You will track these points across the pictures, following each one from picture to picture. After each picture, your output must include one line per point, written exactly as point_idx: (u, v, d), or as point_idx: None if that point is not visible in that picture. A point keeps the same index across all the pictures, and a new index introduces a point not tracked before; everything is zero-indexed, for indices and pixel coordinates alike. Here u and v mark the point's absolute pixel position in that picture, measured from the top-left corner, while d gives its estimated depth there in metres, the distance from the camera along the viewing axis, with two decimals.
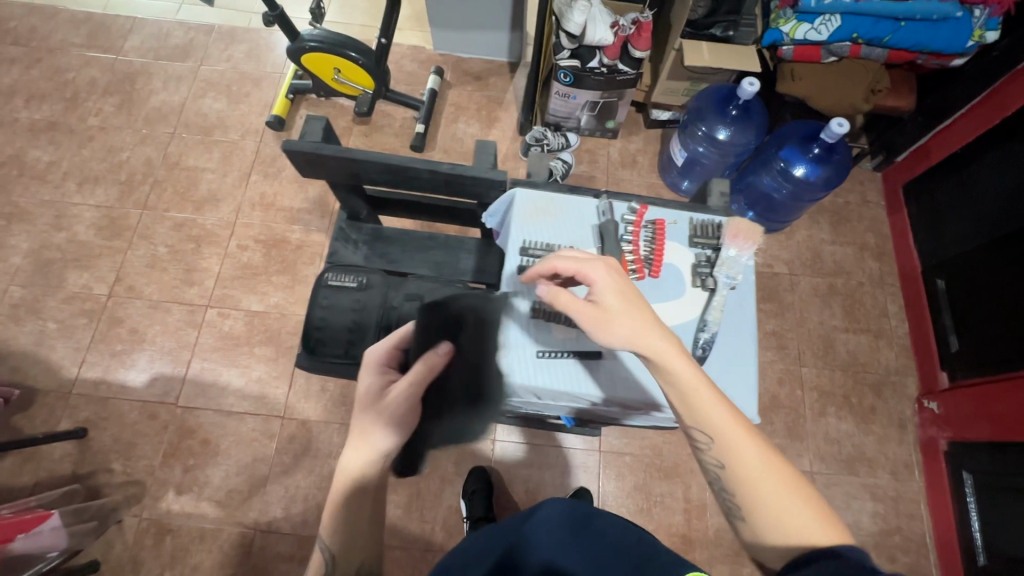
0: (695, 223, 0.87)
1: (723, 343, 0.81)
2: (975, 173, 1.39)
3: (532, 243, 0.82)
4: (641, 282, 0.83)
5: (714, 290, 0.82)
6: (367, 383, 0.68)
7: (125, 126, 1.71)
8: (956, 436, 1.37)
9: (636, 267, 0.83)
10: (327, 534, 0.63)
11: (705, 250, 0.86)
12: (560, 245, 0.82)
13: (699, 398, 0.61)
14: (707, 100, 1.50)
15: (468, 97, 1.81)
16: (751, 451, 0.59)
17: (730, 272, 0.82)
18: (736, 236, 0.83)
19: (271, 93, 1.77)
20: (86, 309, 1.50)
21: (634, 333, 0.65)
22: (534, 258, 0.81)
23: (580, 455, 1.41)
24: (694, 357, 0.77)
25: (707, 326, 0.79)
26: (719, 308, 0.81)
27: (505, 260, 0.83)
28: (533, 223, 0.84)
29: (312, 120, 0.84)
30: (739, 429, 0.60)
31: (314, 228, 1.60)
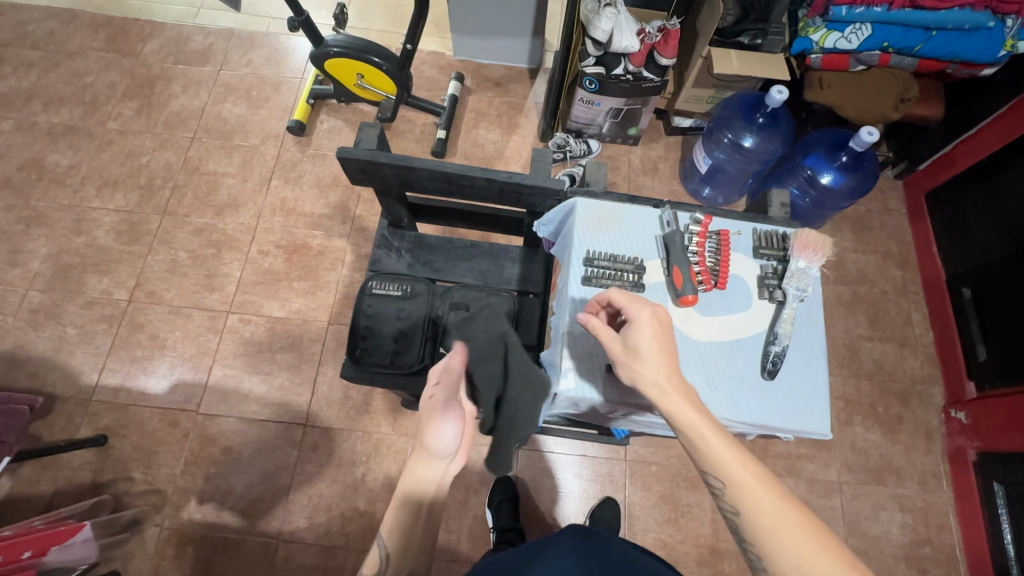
0: (760, 234, 0.86)
1: (792, 356, 0.79)
2: (1002, 184, 1.40)
3: (596, 254, 0.81)
4: (708, 294, 0.82)
5: (782, 302, 0.81)
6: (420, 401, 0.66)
7: (145, 130, 1.70)
8: (986, 446, 1.36)
9: (703, 279, 0.81)
10: (387, 530, 0.61)
11: (771, 262, 0.85)
12: (625, 256, 0.81)
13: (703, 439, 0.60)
14: (734, 108, 1.49)
15: (489, 102, 1.80)
16: (769, 497, 0.57)
17: (801, 285, 0.80)
18: (804, 248, 0.81)
19: (291, 98, 1.77)
20: (106, 314, 1.48)
21: (651, 372, 0.64)
22: (599, 269, 0.80)
23: (606, 465, 1.40)
24: (766, 370, 0.75)
25: (779, 339, 0.78)
26: (790, 320, 0.79)
27: (567, 270, 0.82)
28: (596, 232, 0.83)
29: (367, 127, 0.83)
30: (755, 474, 0.58)
31: (335, 233, 1.59)
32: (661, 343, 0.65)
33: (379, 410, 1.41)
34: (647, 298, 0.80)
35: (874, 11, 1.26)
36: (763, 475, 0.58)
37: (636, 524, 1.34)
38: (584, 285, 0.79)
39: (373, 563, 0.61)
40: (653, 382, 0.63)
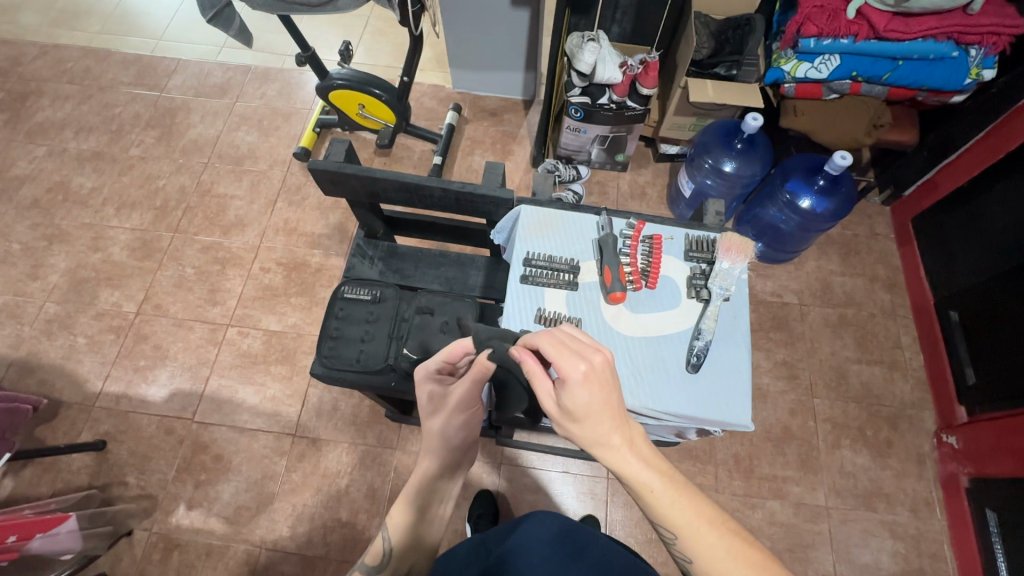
0: (691, 239, 0.90)
1: (717, 352, 0.82)
2: (982, 208, 1.41)
3: (535, 255, 0.86)
4: (638, 293, 0.86)
5: (708, 301, 0.84)
6: (424, 393, 0.76)
7: (164, 156, 1.83)
8: (976, 472, 1.33)
9: (633, 278, 0.85)
10: (393, 526, 0.70)
11: (700, 264, 0.89)
12: (562, 257, 0.86)
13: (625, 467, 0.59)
14: (713, 134, 1.55)
15: (484, 131, 1.90)
16: (716, 541, 0.57)
17: (724, 283, 0.84)
18: (728, 249, 0.85)
19: (299, 127, 1.89)
20: (115, 325, 1.57)
21: (597, 433, 0.58)
22: (537, 269, 0.85)
23: (588, 482, 1.40)
24: (689, 362, 0.78)
25: (702, 334, 0.81)
26: (713, 317, 0.82)
27: (509, 270, 0.87)
28: (536, 235, 0.88)
29: (336, 142, 0.92)
30: (703, 518, 0.58)
31: (333, 252, 1.67)
32: (602, 400, 0.57)
33: (366, 423, 1.44)
34: (581, 295, 0.84)
35: (841, 43, 1.31)
36: (709, 518, 0.58)
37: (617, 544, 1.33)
38: (521, 283, 0.84)
39: (378, 553, 0.69)
40: (599, 441, 0.59)
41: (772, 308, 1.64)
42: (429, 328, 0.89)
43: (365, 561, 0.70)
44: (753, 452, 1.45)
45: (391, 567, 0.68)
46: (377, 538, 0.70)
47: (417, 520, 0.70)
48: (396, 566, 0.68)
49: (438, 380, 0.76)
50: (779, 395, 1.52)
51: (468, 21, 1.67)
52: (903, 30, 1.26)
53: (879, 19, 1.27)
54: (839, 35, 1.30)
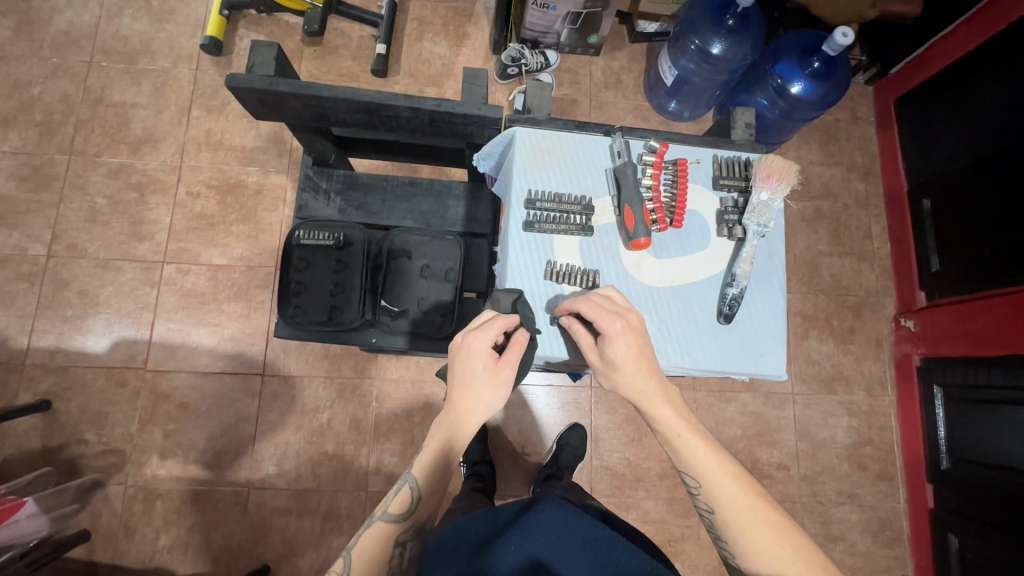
0: (719, 162, 0.81)
1: (750, 297, 0.78)
2: (973, 86, 1.33)
3: (538, 194, 0.76)
4: (663, 235, 0.78)
5: (742, 239, 0.78)
6: (470, 365, 0.65)
7: (30, 54, 1.45)
8: (929, 351, 1.42)
9: (657, 217, 0.77)
10: (421, 474, 0.68)
11: (731, 194, 0.81)
12: (571, 195, 0.77)
13: (661, 416, 0.65)
14: (702, 10, 1.35)
15: (433, 8, 1.59)
16: (738, 496, 0.63)
17: (761, 220, 0.77)
18: (768, 178, 0.77)
19: (201, 9, 1.52)
20: (25, 272, 1.35)
21: (640, 387, 0.65)
22: (543, 211, 0.76)
23: (572, 393, 1.41)
24: (723, 315, 0.75)
25: (737, 281, 0.76)
26: (750, 259, 0.77)
27: (508, 213, 0.77)
28: (539, 169, 0.77)
29: (260, 46, 0.72)
30: (731, 477, 0.64)
31: (272, 168, 1.45)
32: (638, 356, 0.64)
33: (339, 355, 1.36)
34: (597, 241, 0.77)
35: None
36: (733, 472, 0.64)
37: (602, 447, 1.39)
38: (526, 231, 0.75)
39: (405, 501, 0.68)
40: (642, 394, 0.65)
41: None
42: (407, 273, 0.84)
43: (390, 510, 0.68)
44: None
45: (414, 516, 0.68)
46: (403, 487, 0.69)
47: (444, 471, 0.68)
48: (421, 513, 0.68)
49: (487, 357, 0.65)
50: None
51: None
52: None
53: None
54: None
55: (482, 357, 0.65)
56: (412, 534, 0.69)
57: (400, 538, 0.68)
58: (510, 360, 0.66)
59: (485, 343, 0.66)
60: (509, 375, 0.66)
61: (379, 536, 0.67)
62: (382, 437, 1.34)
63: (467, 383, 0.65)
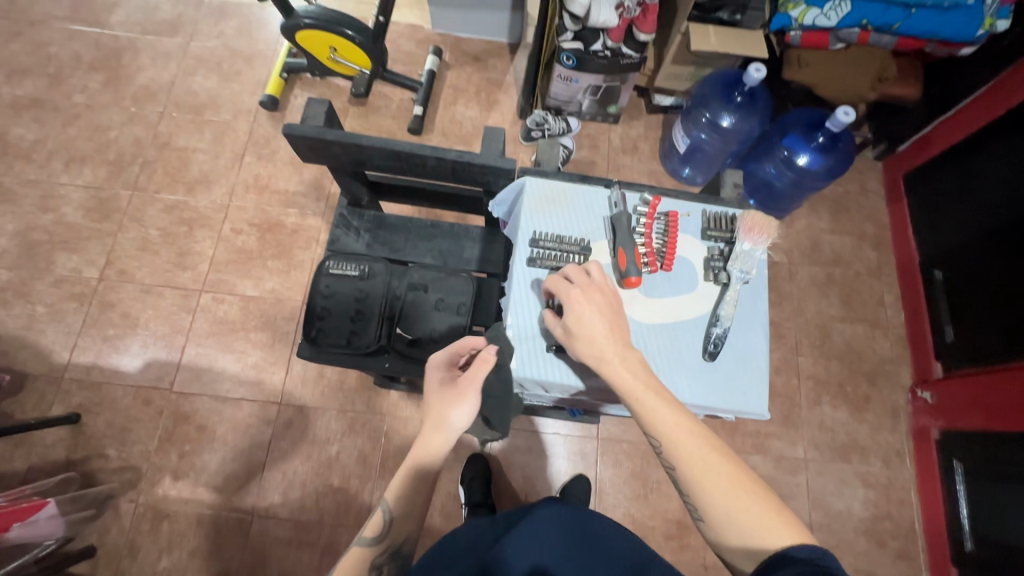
0: (708, 216, 0.88)
1: (733, 338, 0.82)
2: (977, 165, 1.39)
3: (542, 235, 0.83)
4: (653, 276, 0.83)
5: (727, 284, 0.83)
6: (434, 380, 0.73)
7: (113, 104, 1.66)
8: (947, 424, 1.39)
9: (648, 260, 0.83)
10: (394, 495, 0.69)
11: (718, 244, 0.87)
12: (571, 237, 0.83)
13: (619, 377, 0.68)
14: (713, 86, 1.48)
15: (467, 78, 1.76)
16: (699, 450, 0.63)
17: (744, 267, 0.83)
18: (750, 230, 0.84)
19: (264, 72, 1.72)
20: (77, 293, 1.47)
21: (596, 348, 0.69)
22: (545, 250, 0.82)
23: (578, 443, 1.41)
24: (707, 352, 0.78)
25: (720, 322, 0.80)
26: (732, 303, 0.82)
27: (514, 251, 0.84)
28: (543, 213, 0.85)
29: (313, 103, 0.85)
30: (694, 436, 0.64)
31: (310, 211, 1.57)
32: (601, 320, 0.70)
33: (353, 389, 1.41)
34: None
35: None
36: (694, 430, 0.65)
37: (606, 501, 1.37)
38: (528, 266, 0.82)
39: (378, 524, 0.68)
40: (601, 358, 0.68)
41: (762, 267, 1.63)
42: (424, 304, 0.90)
43: (365, 535, 0.69)
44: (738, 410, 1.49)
45: (390, 538, 0.68)
46: (376, 511, 0.69)
47: (417, 489, 0.69)
48: (396, 535, 0.68)
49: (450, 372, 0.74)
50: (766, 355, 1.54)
51: None
52: None
53: None
54: None
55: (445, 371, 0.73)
56: (389, 558, 0.69)
57: (374, 563, 0.68)
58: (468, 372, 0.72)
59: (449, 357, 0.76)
60: (466, 387, 0.70)
61: (354, 561, 0.67)
62: (387, 473, 1.36)
63: (428, 396, 0.72)
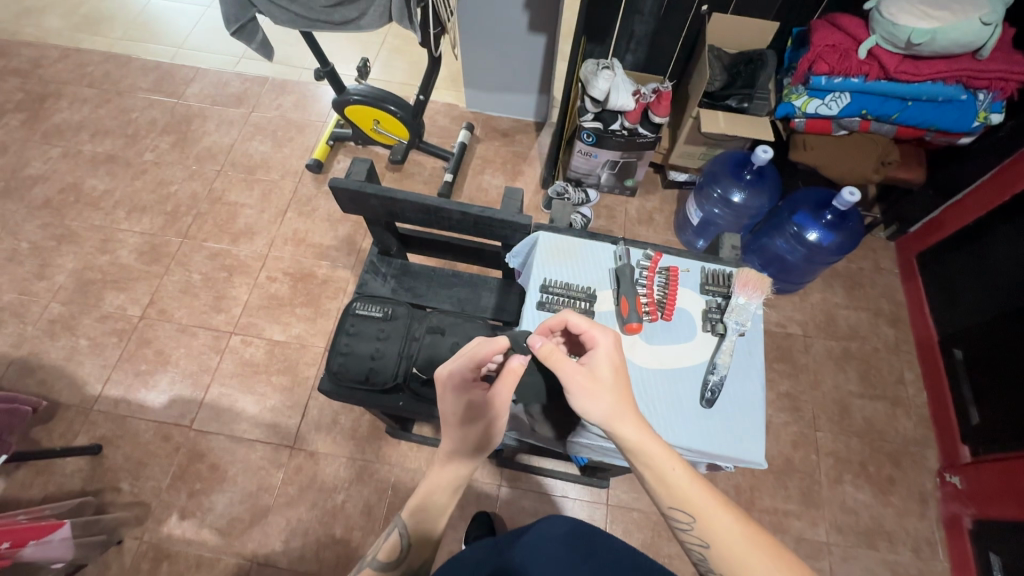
0: (706, 272, 0.93)
1: (731, 388, 0.84)
2: (987, 247, 1.42)
3: (552, 282, 0.89)
4: (654, 324, 0.87)
5: (723, 335, 0.86)
6: (451, 405, 0.69)
7: (177, 162, 1.85)
8: (980, 513, 1.31)
9: (650, 309, 0.87)
10: (410, 517, 0.69)
11: (716, 298, 0.91)
12: (578, 285, 0.88)
13: (643, 446, 0.65)
14: (723, 165, 1.59)
15: (495, 150, 1.91)
16: (729, 524, 0.62)
17: (740, 319, 0.86)
18: (745, 285, 0.88)
19: (313, 139, 1.91)
20: (118, 329, 1.57)
21: (614, 410, 0.66)
22: (553, 295, 0.87)
23: (587, 509, 1.37)
24: (704, 397, 0.80)
25: (717, 369, 0.83)
26: (729, 351, 0.84)
27: (525, 295, 0.89)
28: (554, 262, 0.91)
29: (358, 161, 0.96)
30: (719, 509, 0.63)
31: (341, 264, 1.68)
32: (620, 375, 0.69)
33: (365, 437, 1.43)
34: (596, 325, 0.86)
35: (851, 81, 1.32)
36: (721, 502, 0.64)
37: None
38: (538, 309, 0.86)
39: (394, 547, 0.68)
40: (624, 418, 0.65)
41: (776, 338, 1.64)
42: (441, 348, 0.94)
43: (378, 557, 0.69)
44: (755, 484, 1.44)
45: (404, 563, 0.68)
46: (393, 532, 0.69)
47: (433, 516, 0.69)
48: (412, 560, 0.68)
49: (473, 387, 0.69)
50: (782, 427, 1.51)
51: (485, 42, 1.70)
52: (914, 72, 1.27)
53: (890, 60, 1.27)
54: (850, 74, 1.31)
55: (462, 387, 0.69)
56: None
57: None
58: (499, 391, 0.68)
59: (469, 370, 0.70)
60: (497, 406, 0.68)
61: None
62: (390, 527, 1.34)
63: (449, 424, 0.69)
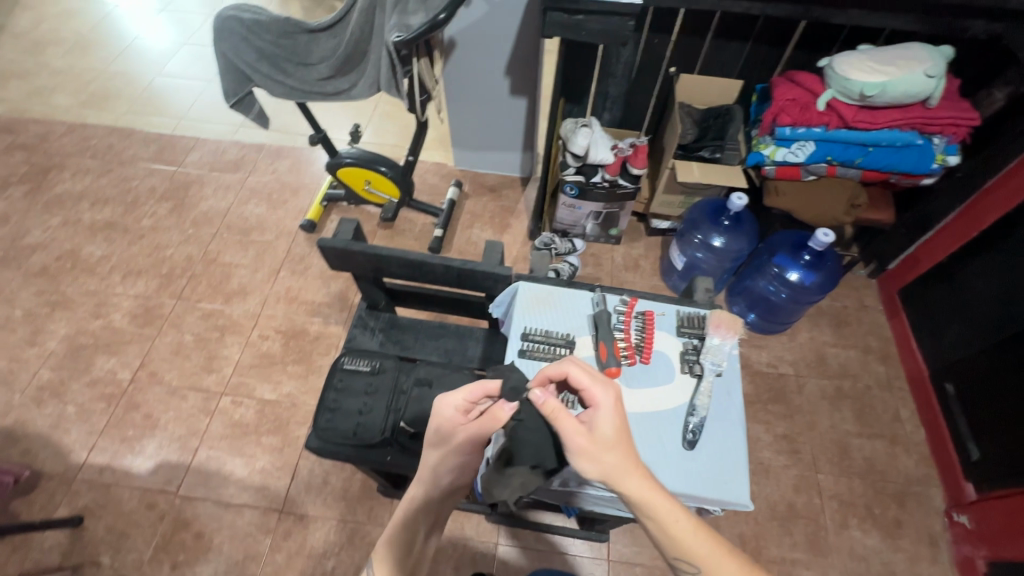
0: (681, 315, 0.96)
1: (713, 429, 0.85)
2: (964, 281, 1.46)
3: (532, 330, 0.91)
4: (633, 368, 0.89)
5: (701, 376, 0.88)
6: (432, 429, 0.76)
7: (174, 226, 1.90)
8: (993, 554, 1.28)
9: (627, 353, 0.90)
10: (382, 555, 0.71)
11: (692, 340, 0.93)
12: (558, 332, 0.91)
13: (646, 500, 0.64)
14: (702, 212, 1.65)
15: (484, 205, 1.98)
16: (731, 567, 0.63)
17: (715, 359, 0.89)
18: (718, 326, 0.91)
19: (307, 201, 1.98)
20: (107, 393, 1.55)
21: (618, 467, 0.65)
22: (534, 343, 0.89)
23: (588, 566, 1.31)
24: (685, 439, 0.81)
25: (696, 411, 0.84)
26: (707, 393, 0.86)
27: (506, 344, 0.91)
28: (533, 311, 0.94)
29: (344, 221, 1.01)
30: (723, 555, 0.64)
31: (333, 320, 1.69)
32: (623, 430, 0.67)
33: (357, 497, 1.39)
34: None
35: (814, 131, 1.41)
36: (724, 548, 0.64)
37: None
38: (519, 356, 0.88)
39: None
40: (626, 472, 0.65)
41: (768, 379, 1.64)
42: (428, 400, 0.95)
43: None
44: (759, 532, 1.39)
45: None
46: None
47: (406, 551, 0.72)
48: None
49: (453, 419, 0.75)
50: (782, 471, 1.48)
51: (470, 106, 1.80)
52: (870, 121, 1.36)
53: (848, 110, 1.36)
54: (812, 124, 1.40)
55: (448, 417, 0.75)
56: None
57: None
58: (473, 424, 0.74)
59: (454, 401, 0.76)
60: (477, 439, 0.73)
61: None
62: None
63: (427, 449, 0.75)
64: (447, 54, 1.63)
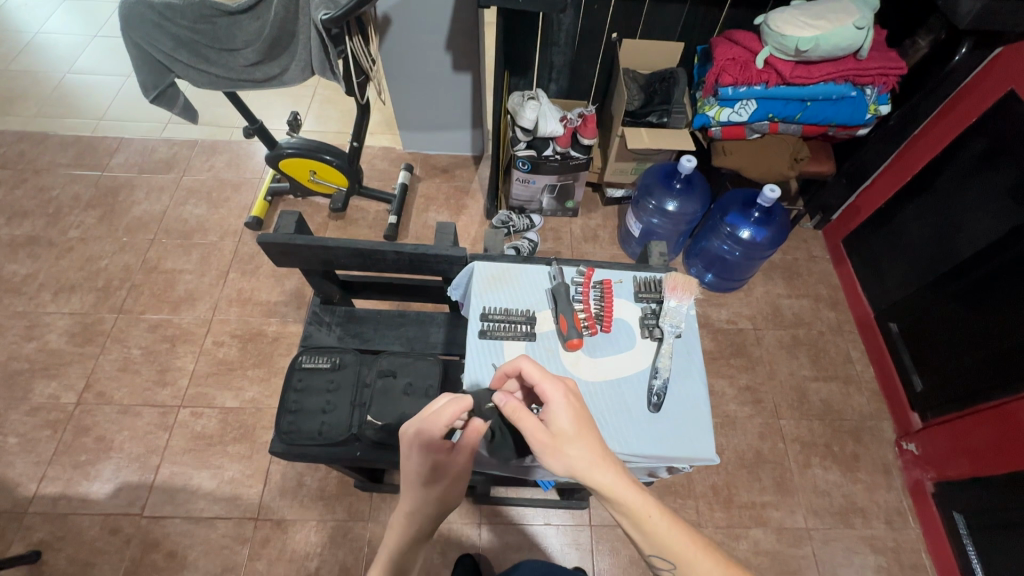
0: (638, 280, 0.97)
1: (676, 391, 0.87)
2: (902, 224, 1.54)
3: (491, 308, 0.90)
4: (595, 338, 0.90)
5: (661, 339, 0.90)
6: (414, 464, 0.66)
7: (106, 235, 1.77)
8: (939, 476, 1.38)
9: (588, 323, 0.89)
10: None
11: (650, 304, 0.94)
12: (518, 309, 0.90)
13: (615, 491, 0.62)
14: (654, 177, 1.67)
15: (437, 187, 1.93)
16: (709, 566, 0.61)
17: (674, 322, 0.90)
18: (675, 289, 0.92)
19: (250, 197, 1.88)
20: (52, 420, 1.45)
21: (584, 460, 0.63)
22: (494, 322, 0.88)
23: (572, 533, 1.34)
24: (650, 402, 0.82)
25: (659, 373, 0.85)
26: (668, 355, 0.88)
27: (467, 325, 0.90)
28: (491, 290, 0.93)
29: (285, 214, 0.96)
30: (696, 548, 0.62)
31: (291, 319, 1.63)
32: (585, 419, 0.65)
33: (335, 495, 1.37)
34: (540, 345, 0.88)
35: (755, 89, 1.42)
36: (701, 544, 0.62)
37: None
38: (480, 338, 0.87)
39: None
40: (593, 464, 0.62)
41: (729, 335, 1.70)
42: (394, 392, 0.93)
43: None
44: (730, 481, 1.46)
45: None
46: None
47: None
48: None
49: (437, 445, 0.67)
50: (747, 421, 1.55)
51: (412, 85, 1.74)
52: (806, 76, 1.39)
53: (785, 67, 1.39)
54: (753, 82, 1.41)
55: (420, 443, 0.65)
56: None
57: None
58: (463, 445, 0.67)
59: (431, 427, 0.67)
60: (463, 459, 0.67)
61: None
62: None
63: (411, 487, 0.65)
64: (382, 31, 1.56)
